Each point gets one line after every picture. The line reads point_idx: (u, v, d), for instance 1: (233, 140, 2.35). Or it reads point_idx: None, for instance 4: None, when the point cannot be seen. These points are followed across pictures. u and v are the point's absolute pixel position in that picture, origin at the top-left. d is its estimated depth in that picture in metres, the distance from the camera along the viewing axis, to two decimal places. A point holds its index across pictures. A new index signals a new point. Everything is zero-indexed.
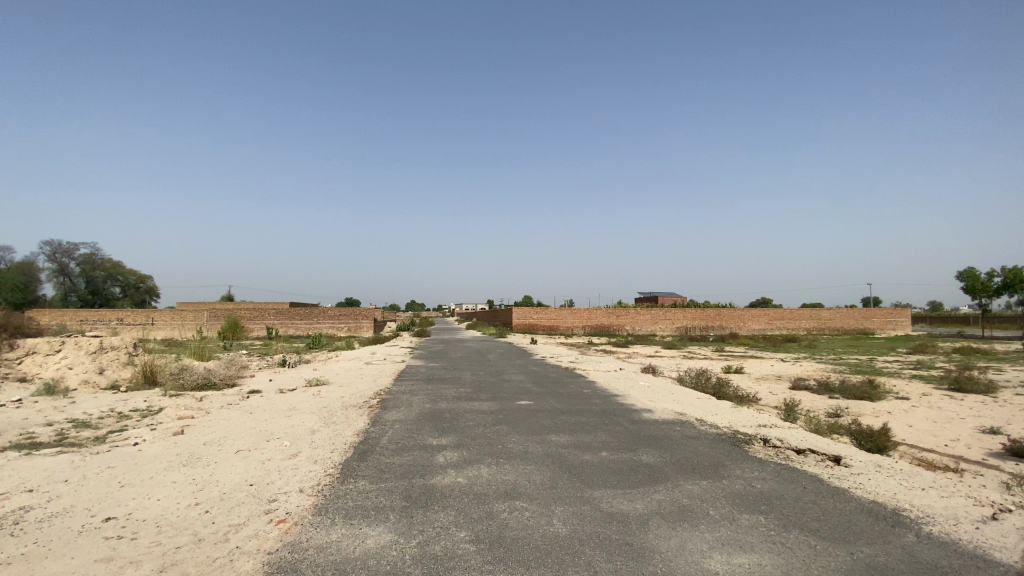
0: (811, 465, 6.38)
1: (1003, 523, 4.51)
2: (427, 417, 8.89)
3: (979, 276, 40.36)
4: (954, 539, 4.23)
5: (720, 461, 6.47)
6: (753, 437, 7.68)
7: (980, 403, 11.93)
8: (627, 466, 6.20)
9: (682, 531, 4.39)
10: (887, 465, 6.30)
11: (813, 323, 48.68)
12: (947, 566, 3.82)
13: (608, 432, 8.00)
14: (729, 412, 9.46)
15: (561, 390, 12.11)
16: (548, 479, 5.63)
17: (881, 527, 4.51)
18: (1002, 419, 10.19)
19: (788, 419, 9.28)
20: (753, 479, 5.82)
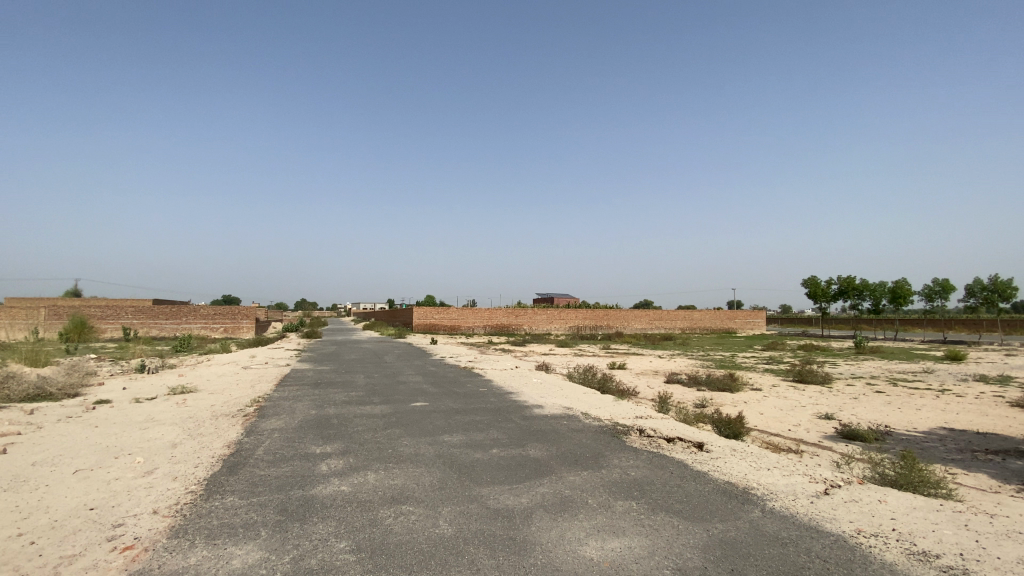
0: (678, 452, 7.01)
1: (831, 497, 5.30)
2: (311, 424, 8.36)
3: (819, 284, 47.29)
4: (791, 513, 4.88)
5: (600, 453, 6.86)
6: (631, 428, 8.26)
7: (817, 393, 13.98)
8: (515, 462, 6.34)
9: (563, 521, 4.58)
10: (740, 448, 7.14)
11: (688, 323, 53.84)
12: (785, 537, 4.39)
13: (499, 430, 8.12)
14: (612, 406, 10.10)
15: (457, 390, 12.09)
16: (436, 481, 5.57)
17: (733, 505, 5.09)
18: (833, 406, 12.04)
19: (662, 411, 10.14)
20: (628, 467, 6.25)
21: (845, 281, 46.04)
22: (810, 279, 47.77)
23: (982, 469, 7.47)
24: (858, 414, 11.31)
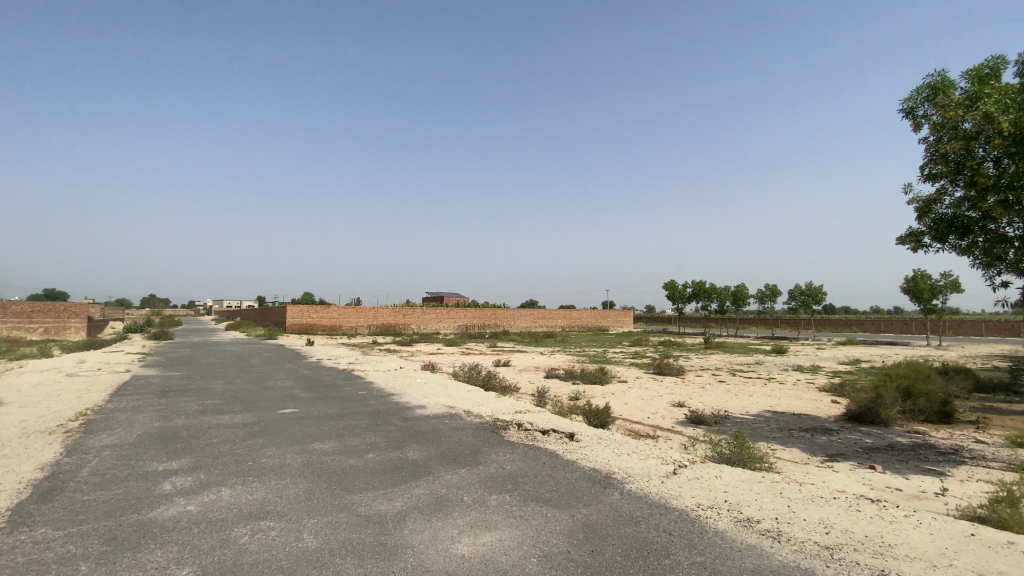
0: (551, 443, 7.39)
1: (678, 476, 5.97)
2: (153, 438, 7.34)
3: (678, 287, 53.00)
4: (645, 493, 5.41)
5: (478, 449, 6.98)
6: (509, 423, 8.51)
7: (673, 384, 15.65)
8: (391, 465, 6.19)
9: (436, 521, 4.58)
10: (605, 436, 7.73)
11: (568, 322, 57.05)
12: (638, 516, 4.84)
13: (377, 433, 7.87)
14: (492, 402, 10.32)
15: (333, 394, 11.47)
16: (303, 492, 5.23)
17: (597, 490, 5.50)
18: (686, 395, 13.57)
19: (540, 405, 10.62)
20: (504, 462, 6.44)
21: (699, 285, 52.00)
22: (671, 283, 53.22)
23: (795, 445, 8.95)
24: (705, 401, 12.88)
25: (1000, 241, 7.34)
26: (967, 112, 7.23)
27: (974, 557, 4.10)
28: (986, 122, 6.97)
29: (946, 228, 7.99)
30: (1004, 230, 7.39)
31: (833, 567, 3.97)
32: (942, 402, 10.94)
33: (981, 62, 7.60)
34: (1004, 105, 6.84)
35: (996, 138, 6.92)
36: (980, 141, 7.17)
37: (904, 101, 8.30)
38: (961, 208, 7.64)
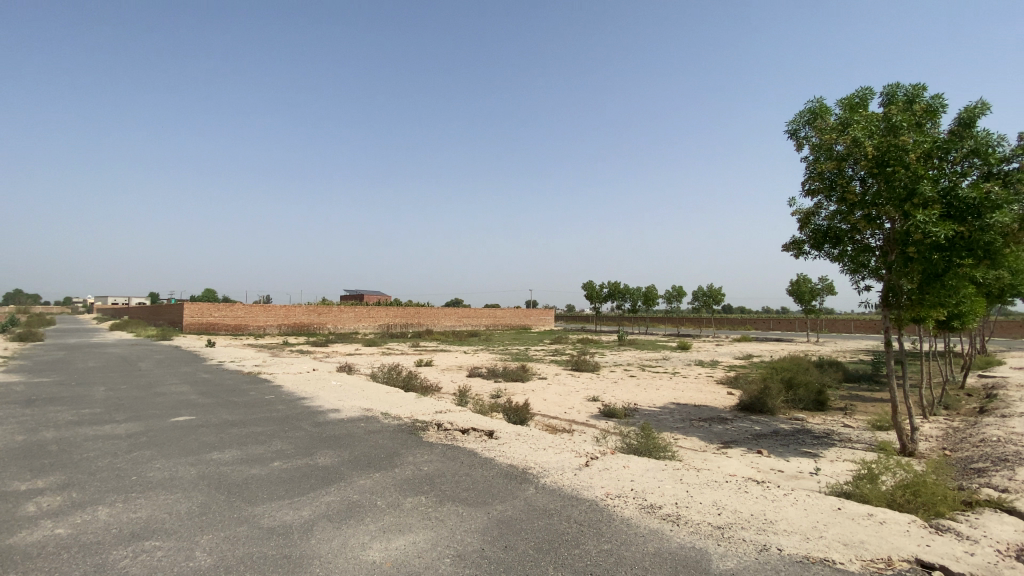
0: (469, 442, 7.41)
1: (590, 468, 6.24)
2: (12, 455, 6.38)
3: (595, 287, 55.27)
4: (559, 486, 5.60)
5: (394, 452, 6.83)
6: (428, 424, 8.40)
7: (590, 379, 16.30)
8: (299, 473, 5.87)
9: (347, 528, 4.42)
10: (523, 433, 7.88)
11: (491, 321, 57.40)
12: (551, 508, 5.00)
13: (285, 440, 7.43)
14: (411, 403, 10.14)
15: (236, 400, 10.65)
16: (197, 507, 4.81)
17: (513, 485, 5.61)
18: (601, 390, 14.20)
19: (460, 404, 10.60)
20: (420, 463, 6.35)
21: (614, 286, 54.51)
22: (589, 283, 55.30)
23: (696, 434, 9.69)
24: (618, 395, 13.55)
25: (864, 251, 8.40)
26: (840, 135, 8.20)
27: (838, 529, 4.68)
28: (855, 145, 7.95)
29: (821, 238, 9.00)
30: (867, 240, 8.47)
31: (724, 545, 4.36)
32: (817, 391, 12.36)
33: (851, 93, 8.64)
34: (869, 131, 7.83)
35: (862, 160, 7.92)
36: (849, 162, 8.18)
37: (788, 123, 9.23)
38: (834, 221, 8.65)
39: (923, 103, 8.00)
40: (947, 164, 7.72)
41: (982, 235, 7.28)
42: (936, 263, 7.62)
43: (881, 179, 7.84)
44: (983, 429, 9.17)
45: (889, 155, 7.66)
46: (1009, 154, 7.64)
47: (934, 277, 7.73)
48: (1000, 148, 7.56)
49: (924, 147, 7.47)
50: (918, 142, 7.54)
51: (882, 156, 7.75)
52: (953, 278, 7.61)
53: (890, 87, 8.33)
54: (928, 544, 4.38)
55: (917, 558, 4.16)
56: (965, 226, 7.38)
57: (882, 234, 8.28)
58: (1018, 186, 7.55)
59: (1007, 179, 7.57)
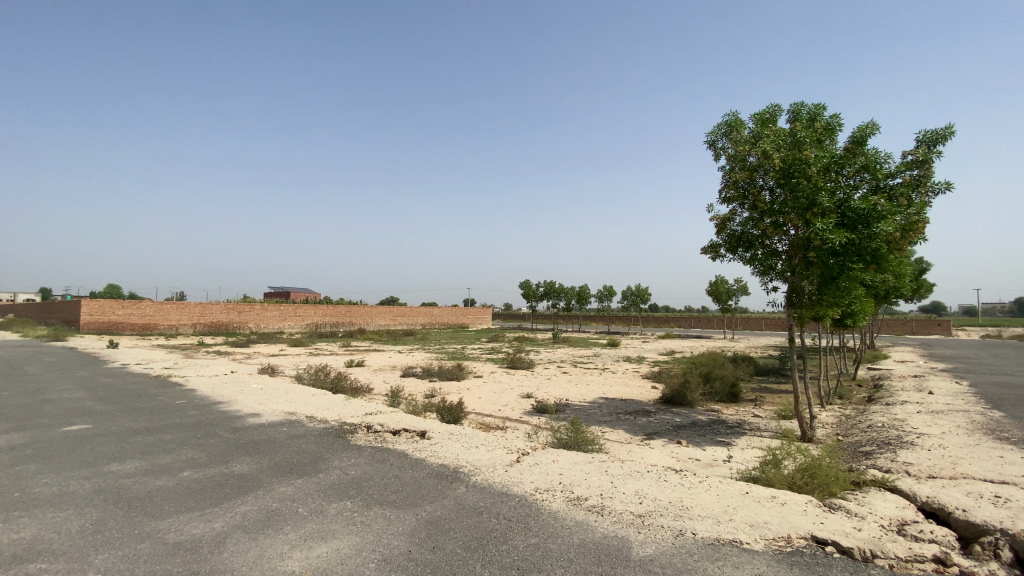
0: (400, 443, 7.26)
1: (520, 464, 6.33)
2: None
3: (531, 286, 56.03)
4: (489, 484, 5.63)
5: (319, 456, 6.55)
6: (357, 426, 8.13)
7: (523, 377, 16.52)
8: (212, 482, 5.49)
9: (265, 538, 4.19)
10: (456, 431, 7.84)
11: (427, 319, 56.58)
12: (481, 506, 5.01)
13: (197, 447, 6.91)
14: (339, 405, 9.77)
15: (141, 405, 9.76)
16: (91, 523, 4.36)
17: (443, 485, 5.57)
18: (534, 387, 14.42)
19: (392, 405, 10.36)
20: (347, 467, 6.14)
21: (549, 285, 55.54)
22: (524, 282, 55.93)
23: (622, 426, 10.10)
24: (550, 391, 13.83)
25: (772, 255, 9.11)
26: (752, 147, 8.83)
27: (746, 511, 5.07)
28: (765, 157, 8.62)
29: (736, 242, 9.66)
30: (775, 245, 9.19)
31: (643, 532, 4.58)
32: (731, 384, 13.31)
33: (763, 108, 9.34)
34: (777, 145, 8.51)
35: (771, 171, 8.60)
36: (760, 172, 8.86)
37: (707, 133, 9.81)
38: (747, 227, 9.31)
39: (823, 120, 8.79)
40: (842, 178, 8.54)
41: (870, 242, 8.14)
42: (832, 266, 8.43)
43: (787, 190, 8.54)
44: (870, 416, 10.29)
45: (793, 167, 8.36)
46: (894, 171, 8.59)
47: (831, 279, 8.55)
48: (885, 164, 8.48)
49: (823, 161, 8.22)
50: (818, 157, 8.28)
51: (788, 169, 8.46)
52: (846, 280, 8.46)
53: (795, 105, 9.08)
54: (822, 522, 4.84)
55: (813, 535, 4.59)
56: (856, 234, 8.23)
57: (788, 239, 9.02)
58: (899, 199, 8.51)
59: (891, 192, 8.51)
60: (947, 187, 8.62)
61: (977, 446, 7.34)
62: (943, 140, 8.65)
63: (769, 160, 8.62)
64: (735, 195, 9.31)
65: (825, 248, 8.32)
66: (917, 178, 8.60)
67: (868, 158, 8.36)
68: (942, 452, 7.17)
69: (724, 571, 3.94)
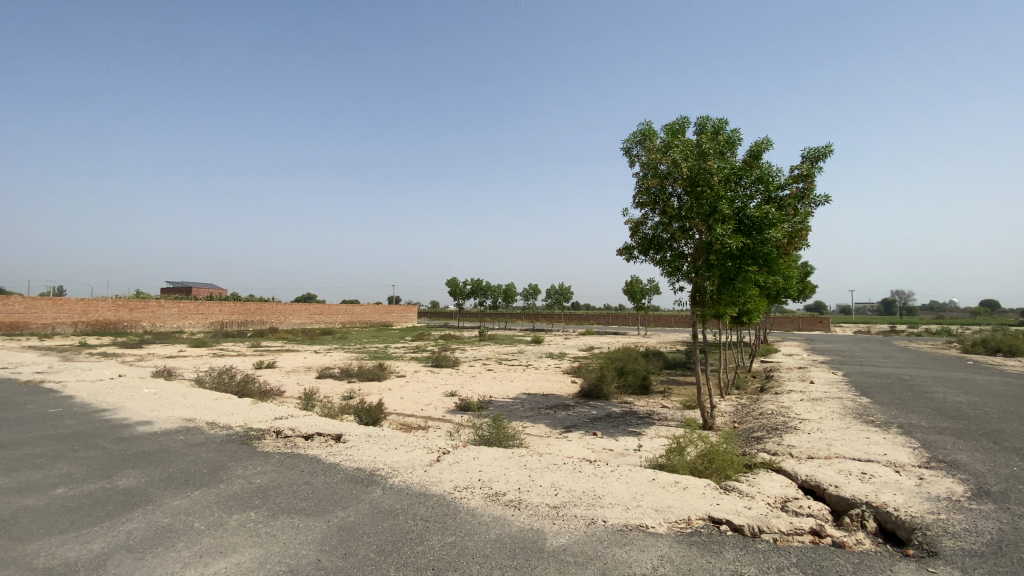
0: (313, 448, 6.93)
1: (439, 463, 6.29)
2: None
3: (457, 284, 55.74)
4: (407, 485, 5.54)
5: (221, 465, 6.09)
6: (266, 432, 7.65)
7: (446, 375, 16.42)
8: (92, 499, 4.91)
9: (154, 557, 3.83)
10: (374, 433, 7.62)
11: (347, 317, 54.50)
12: (397, 508, 4.92)
13: (74, 461, 6.15)
14: (246, 410, 9.13)
15: (3, 416, 8.49)
16: None
17: (358, 489, 5.41)
18: (457, 385, 14.39)
19: (305, 408, 9.87)
20: (252, 476, 5.75)
21: (475, 282, 55.58)
22: (451, 279, 55.49)
23: (542, 421, 10.36)
24: (473, 389, 13.87)
25: (679, 257, 9.77)
26: (663, 156, 9.40)
27: (652, 497, 5.40)
28: (674, 165, 9.20)
29: (648, 244, 10.23)
30: (682, 248, 9.86)
31: (557, 523, 4.73)
32: (644, 378, 14.12)
33: (674, 119, 9.95)
34: (685, 155, 9.12)
35: (680, 179, 9.21)
36: (670, 180, 9.45)
37: (623, 141, 10.29)
38: (658, 230, 9.90)
39: (725, 134, 9.54)
40: (740, 188, 9.33)
41: (762, 247, 8.98)
42: (730, 269, 9.20)
43: (693, 197, 9.19)
44: (761, 404, 11.37)
45: (699, 176, 9.01)
46: (783, 183, 9.51)
47: (729, 280, 9.33)
48: (776, 178, 9.38)
49: (724, 171, 8.93)
50: (720, 168, 8.98)
51: (694, 177, 9.09)
52: (742, 281, 9.28)
53: (701, 119, 9.78)
54: (719, 503, 5.28)
55: (710, 516, 4.99)
56: (751, 239, 9.03)
57: (693, 243, 9.72)
58: (787, 209, 9.45)
59: (781, 203, 9.42)
60: (825, 200, 9.69)
61: (847, 429, 8.37)
62: (824, 158, 9.71)
63: (677, 168, 9.23)
64: (647, 200, 9.86)
65: (725, 251, 9.06)
66: (802, 190, 9.60)
67: (762, 171, 9.19)
68: (819, 435, 8.10)
69: (631, 554, 4.18)
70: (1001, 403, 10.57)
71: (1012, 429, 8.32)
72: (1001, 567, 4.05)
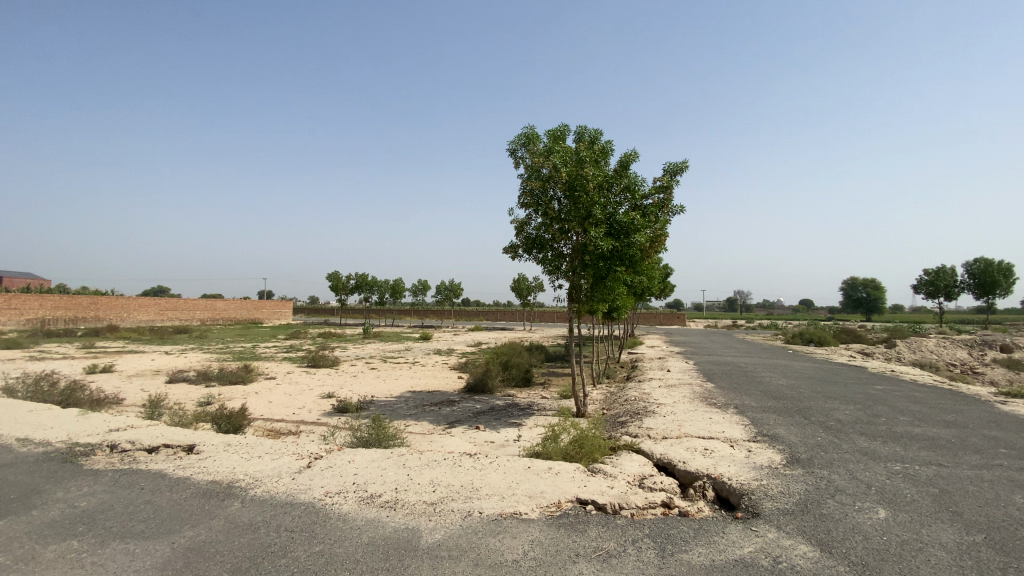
0: (157, 462, 6.10)
1: (310, 469, 5.92)
2: None
3: (340, 279, 52.77)
4: (271, 495, 5.13)
5: (33, 489, 5.09)
6: (97, 447, 6.58)
7: (324, 375, 15.52)
8: None
9: None
10: (235, 442, 6.93)
11: (208, 314, 48.90)
12: (258, 521, 4.55)
13: None
14: (71, 422, 7.74)
15: None
16: None
17: (212, 504, 4.89)
18: (335, 386, 13.66)
19: (151, 418, 8.65)
20: (76, 499, 4.91)
21: (360, 277, 53.06)
22: (333, 274, 52.47)
23: (425, 418, 10.26)
24: (353, 389, 13.28)
25: (559, 256, 10.28)
26: (545, 160, 9.84)
27: (527, 484, 5.64)
28: (555, 169, 9.67)
29: (531, 244, 10.62)
30: (561, 248, 10.39)
31: (433, 520, 4.73)
32: (526, 372, 14.67)
33: (556, 126, 10.44)
34: (564, 160, 9.63)
35: (559, 183, 9.70)
36: (551, 182, 9.91)
37: (508, 142, 10.55)
38: (540, 230, 10.32)
39: (600, 144, 10.25)
40: (612, 195, 10.09)
41: (629, 249, 9.79)
42: (602, 269, 9.90)
43: (571, 200, 9.74)
44: (627, 391, 12.45)
45: (576, 181, 9.58)
46: (648, 193, 10.48)
47: (601, 279, 10.04)
48: (642, 187, 10.29)
49: (598, 178, 9.60)
50: (595, 175, 9.63)
51: (572, 182, 9.65)
52: (611, 280, 10.03)
53: (580, 127, 10.38)
54: (586, 485, 5.69)
55: (577, 498, 5.35)
56: (620, 242, 9.81)
57: (571, 244, 10.28)
58: (651, 217, 10.42)
59: (645, 211, 10.36)
60: (681, 210, 10.86)
61: (695, 411, 9.52)
62: (681, 173, 10.87)
63: (558, 172, 9.71)
64: (531, 201, 10.23)
65: (598, 252, 9.72)
66: (663, 201, 10.65)
67: (630, 180, 10.03)
68: (673, 417, 9.10)
69: (503, 543, 4.33)
70: (810, 385, 12.81)
71: (817, 405, 10.14)
72: (805, 522, 4.91)
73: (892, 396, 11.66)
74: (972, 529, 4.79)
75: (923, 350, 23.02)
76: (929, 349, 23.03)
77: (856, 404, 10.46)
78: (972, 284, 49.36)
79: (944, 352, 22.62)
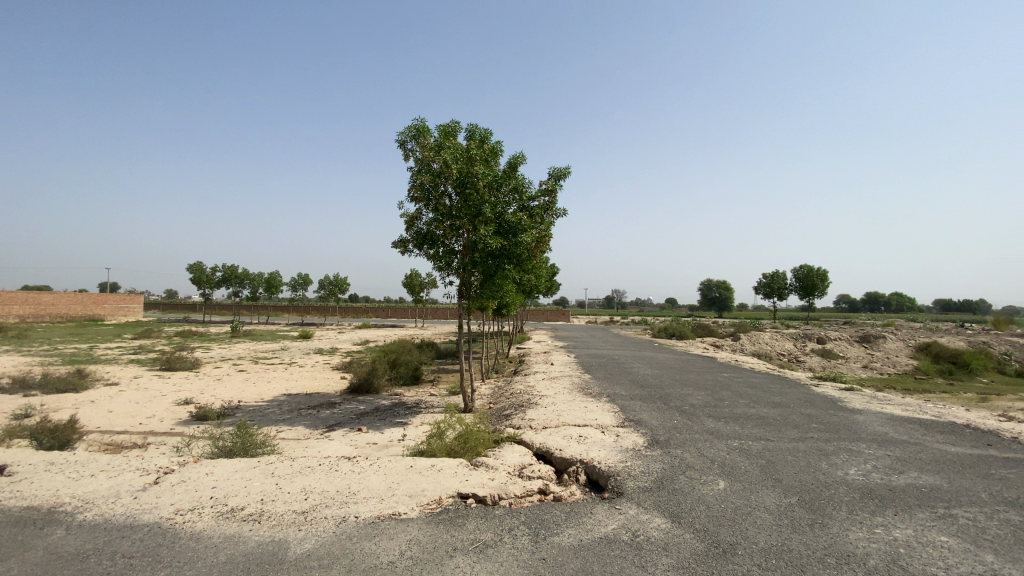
0: None
1: (158, 485, 5.26)
2: None
3: (205, 271, 47.22)
4: (107, 519, 4.47)
5: None
6: None
7: (181, 379, 13.80)
8: None
9: None
10: (60, 460, 5.90)
11: (30, 309, 40.86)
12: (88, 549, 3.95)
13: None
14: None
15: None
16: None
17: (26, 534, 4.13)
18: (196, 391, 12.25)
19: None
20: None
21: (229, 270, 48.02)
22: (196, 264, 46.89)
23: (302, 422, 9.64)
24: (218, 394, 12.02)
25: (449, 253, 10.27)
26: (436, 155, 9.76)
27: (407, 484, 5.58)
28: (445, 165, 9.64)
29: (421, 239, 10.47)
30: (452, 245, 10.40)
31: (304, 529, 4.48)
32: (413, 369, 14.43)
33: (447, 122, 10.39)
34: (455, 157, 9.64)
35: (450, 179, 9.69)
36: (442, 178, 9.86)
37: (398, 133, 10.27)
38: (431, 226, 10.23)
39: (490, 144, 10.41)
40: (501, 194, 10.32)
41: (516, 249, 10.10)
42: (491, 266, 10.10)
43: (461, 197, 9.79)
44: (513, 385, 12.86)
45: (466, 179, 9.65)
46: (534, 194, 10.89)
47: (490, 277, 10.23)
48: (529, 189, 10.67)
49: (488, 178, 9.77)
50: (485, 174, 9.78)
51: (463, 179, 9.70)
52: (500, 278, 10.27)
53: (470, 126, 10.44)
54: (467, 479, 5.79)
55: (458, 492, 5.42)
56: (508, 241, 10.08)
57: (461, 241, 10.33)
58: (536, 218, 10.84)
59: (531, 212, 10.76)
60: (564, 213, 11.45)
61: (574, 401, 10.13)
62: (564, 178, 11.44)
63: (449, 169, 9.68)
64: (421, 196, 10.09)
65: (488, 250, 9.92)
66: (547, 203, 11.14)
67: (518, 181, 10.33)
68: (553, 408, 9.59)
69: (380, 545, 4.25)
70: (671, 374, 14.31)
71: (676, 392, 11.38)
72: (661, 497, 5.50)
73: (735, 382, 13.46)
74: (788, 492, 5.74)
75: (761, 342, 26.84)
76: (765, 341, 26.99)
77: (706, 389, 11.91)
78: (799, 287, 58.61)
79: (777, 343, 26.64)
